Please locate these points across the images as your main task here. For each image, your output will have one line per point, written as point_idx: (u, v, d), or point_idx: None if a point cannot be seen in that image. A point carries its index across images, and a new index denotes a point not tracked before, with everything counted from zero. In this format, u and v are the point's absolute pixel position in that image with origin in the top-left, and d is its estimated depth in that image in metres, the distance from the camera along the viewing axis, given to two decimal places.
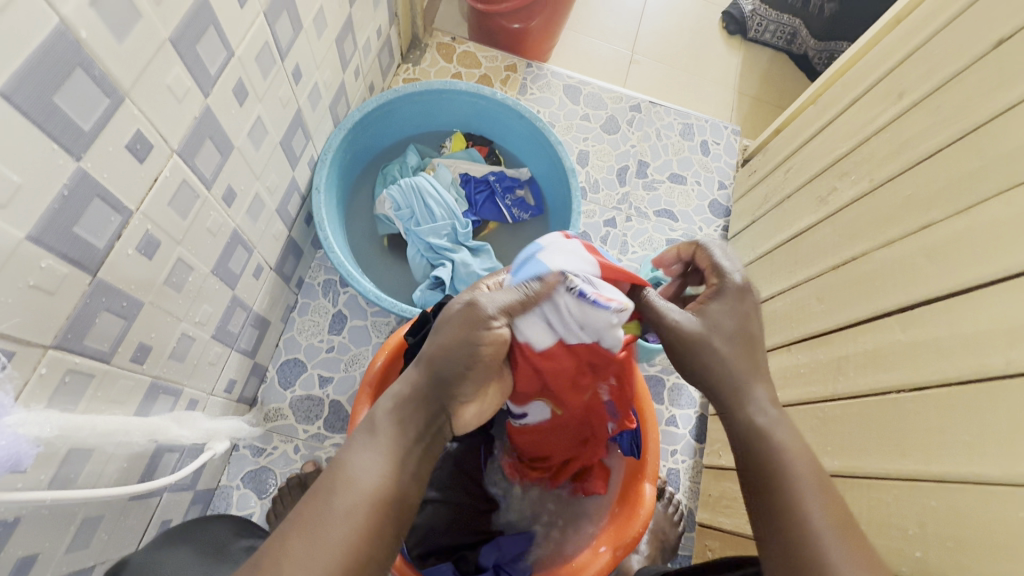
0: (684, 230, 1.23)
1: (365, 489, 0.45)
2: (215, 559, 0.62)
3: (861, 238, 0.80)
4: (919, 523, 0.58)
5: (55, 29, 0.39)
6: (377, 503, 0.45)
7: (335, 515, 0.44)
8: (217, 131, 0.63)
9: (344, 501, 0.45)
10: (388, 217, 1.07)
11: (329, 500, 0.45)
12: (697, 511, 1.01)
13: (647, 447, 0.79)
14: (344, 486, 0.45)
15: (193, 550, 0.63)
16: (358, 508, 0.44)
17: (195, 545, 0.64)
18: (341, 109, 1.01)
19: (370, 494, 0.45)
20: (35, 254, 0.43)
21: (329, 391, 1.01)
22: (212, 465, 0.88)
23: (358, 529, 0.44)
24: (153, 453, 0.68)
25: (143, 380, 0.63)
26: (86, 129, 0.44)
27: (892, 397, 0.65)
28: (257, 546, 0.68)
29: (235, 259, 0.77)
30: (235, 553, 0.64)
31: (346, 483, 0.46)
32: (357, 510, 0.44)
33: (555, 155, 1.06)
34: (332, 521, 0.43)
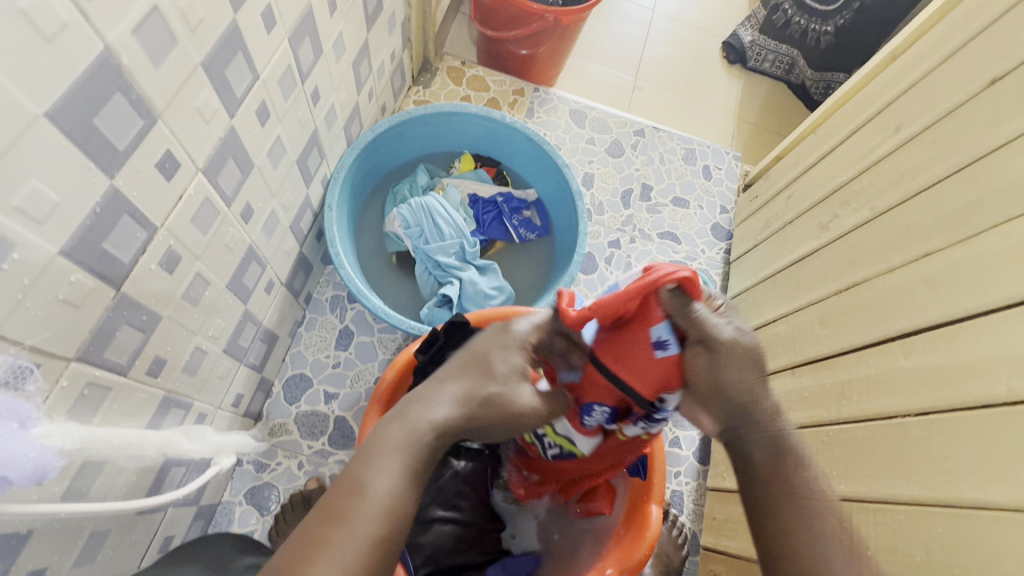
0: (687, 252, 1.25)
1: (381, 505, 0.44)
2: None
3: (863, 264, 0.82)
4: (925, 549, 0.58)
5: (99, 54, 0.41)
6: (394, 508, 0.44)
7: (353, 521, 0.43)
8: (239, 150, 0.65)
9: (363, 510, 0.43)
10: (397, 235, 1.08)
11: (343, 521, 0.43)
12: (700, 534, 1.00)
13: (653, 468, 0.80)
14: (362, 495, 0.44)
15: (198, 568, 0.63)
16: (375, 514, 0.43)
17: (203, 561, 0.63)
18: (355, 129, 1.04)
19: (383, 516, 0.44)
20: (66, 269, 0.44)
21: (334, 407, 1.01)
22: (216, 481, 0.88)
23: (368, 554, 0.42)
24: (160, 468, 0.68)
25: (156, 393, 0.63)
26: (120, 148, 0.46)
27: (896, 421, 0.66)
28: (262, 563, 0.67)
29: (249, 274, 0.78)
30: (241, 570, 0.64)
31: (357, 503, 0.44)
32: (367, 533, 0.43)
33: (562, 177, 1.09)
34: (340, 545, 0.42)
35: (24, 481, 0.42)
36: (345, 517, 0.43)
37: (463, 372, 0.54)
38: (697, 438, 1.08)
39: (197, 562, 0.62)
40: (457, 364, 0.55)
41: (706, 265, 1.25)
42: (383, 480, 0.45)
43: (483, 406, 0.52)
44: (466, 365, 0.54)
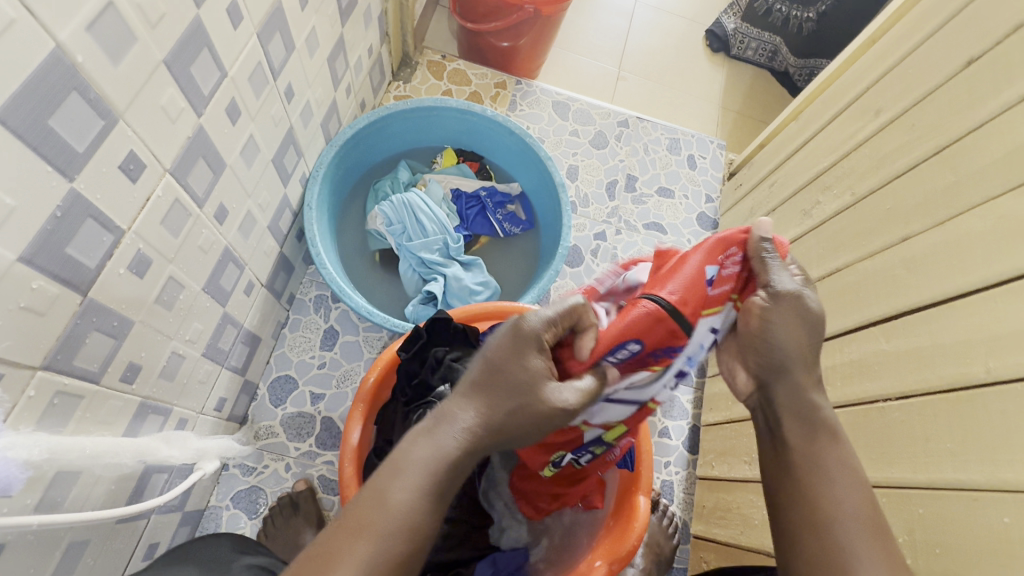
0: (673, 242, 1.25)
1: (405, 523, 0.43)
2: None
3: (844, 250, 0.82)
4: (908, 531, 0.59)
5: (52, 53, 0.40)
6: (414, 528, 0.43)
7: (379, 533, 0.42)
8: (210, 149, 0.63)
9: (386, 525, 0.43)
10: (380, 233, 1.07)
11: (363, 529, 0.42)
12: (691, 523, 1.01)
13: (641, 460, 0.80)
14: (383, 507, 0.43)
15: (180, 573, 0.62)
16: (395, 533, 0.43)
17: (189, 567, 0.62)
18: (333, 126, 1.02)
19: (405, 531, 0.43)
20: (28, 276, 0.43)
21: (321, 408, 1.00)
22: (202, 486, 0.87)
23: (389, 564, 0.42)
24: (141, 474, 0.66)
25: (133, 400, 0.62)
26: (80, 150, 0.45)
27: (878, 405, 0.67)
28: (261, 564, 0.67)
29: (226, 276, 0.76)
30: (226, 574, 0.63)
31: (378, 512, 0.43)
32: (388, 543, 0.42)
33: (545, 170, 1.08)
34: (363, 553, 0.41)
35: None
36: (366, 525, 0.42)
37: (491, 387, 0.47)
38: (686, 428, 1.08)
39: (183, 566, 0.61)
40: (481, 375, 0.48)
41: None
42: (407, 490, 0.44)
43: (514, 417, 0.46)
44: (489, 382, 0.47)
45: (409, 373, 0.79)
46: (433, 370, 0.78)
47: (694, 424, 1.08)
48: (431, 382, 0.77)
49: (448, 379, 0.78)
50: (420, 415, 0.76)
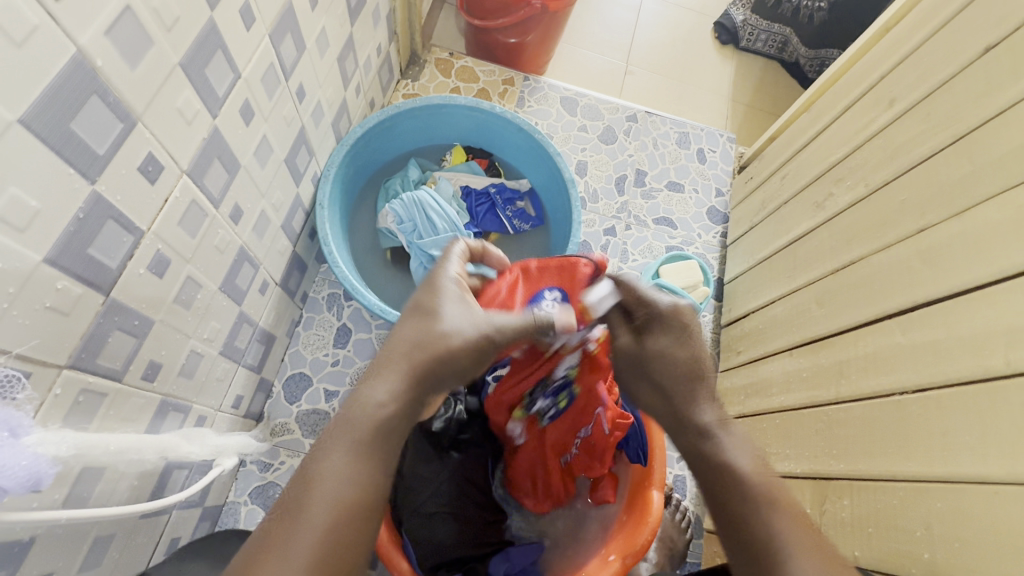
0: (683, 237, 1.24)
1: (333, 506, 0.46)
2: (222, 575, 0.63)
3: (858, 242, 0.81)
4: (926, 525, 0.58)
5: (72, 57, 0.40)
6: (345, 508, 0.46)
7: (307, 523, 0.45)
8: (225, 150, 0.64)
9: (313, 510, 0.45)
10: (391, 231, 1.08)
11: (299, 513, 0.46)
12: (704, 518, 1.01)
13: (654, 454, 0.80)
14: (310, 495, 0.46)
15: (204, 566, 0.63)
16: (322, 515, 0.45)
17: (212, 560, 0.63)
18: (344, 125, 1.03)
19: (337, 496, 0.46)
20: (52, 276, 0.44)
21: (335, 405, 1.01)
22: (220, 482, 0.88)
23: (329, 530, 0.45)
24: (162, 471, 0.68)
25: (153, 397, 0.63)
26: (100, 152, 0.46)
27: (895, 398, 0.66)
28: None
29: (241, 276, 0.78)
30: None
31: (311, 489, 0.47)
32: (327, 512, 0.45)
33: (554, 166, 1.08)
34: (302, 526, 0.45)
35: (18, 489, 0.42)
36: (300, 500, 0.46)
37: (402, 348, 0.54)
38: None
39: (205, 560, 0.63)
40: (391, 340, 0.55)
41: (703, 250, 1.24)
42: (332, 461, 0.48)
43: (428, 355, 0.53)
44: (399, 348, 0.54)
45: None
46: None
47: None
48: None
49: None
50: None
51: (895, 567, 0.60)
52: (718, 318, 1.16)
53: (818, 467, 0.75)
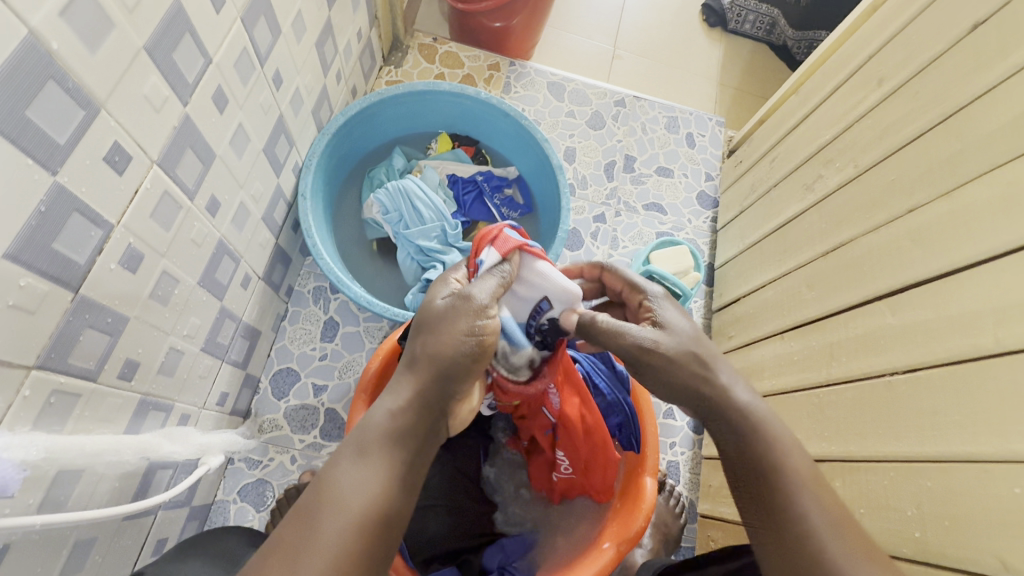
0: (673, 222, 1.23)
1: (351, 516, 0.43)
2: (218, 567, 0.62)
3: (848, 224, 0.80)
4: (917, 503, 0.58)
5: (23, 40, 0.38)
6: (366, 519, 0.43)
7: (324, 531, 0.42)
8: (197, 139, 0.62)
9: (332, 521, 0.43)
10: (377, 221, 1.05)
11: (316, 519, 0.43)
12: (698, 502, 1.01)
13: (647, 441, 0.80)
14: (331, 505, 0.44)
15: (189, 559, 0.61)
16: (343, 525, 0.43)
17: (203, 558, 0.62)
18: (325, 113, 1.00)
19: (362, 510, 0.44)
20: (14, 273, 0.42)
21: (324, 399, 1.00)
22: (208, 480, 0.87)
23: (351, 550, 0.42)
24: (145, 471, 0.66)
25: (132, 396, 0.61)
26: (60, 142, 0.43)
27: (886, 378, 0.66)
28: None
29: (221, 269, 0.75)
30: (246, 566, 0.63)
31: (328, 502, 0.44)
32: (346, 530, 0.43)
33: (542, 153, 1.06)
34: (320, 540, 0.42)
35: None
36: (317, 514, 0.43)
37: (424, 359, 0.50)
38: None
39: (193, 560, 0.61)
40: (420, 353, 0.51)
41: (693, 235, 1.23)
42: (352, 478, 0.45)
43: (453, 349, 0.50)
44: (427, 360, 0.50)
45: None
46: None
47: None
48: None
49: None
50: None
51: (887, 547, 0.60)
52: (709, 303, 1.15)
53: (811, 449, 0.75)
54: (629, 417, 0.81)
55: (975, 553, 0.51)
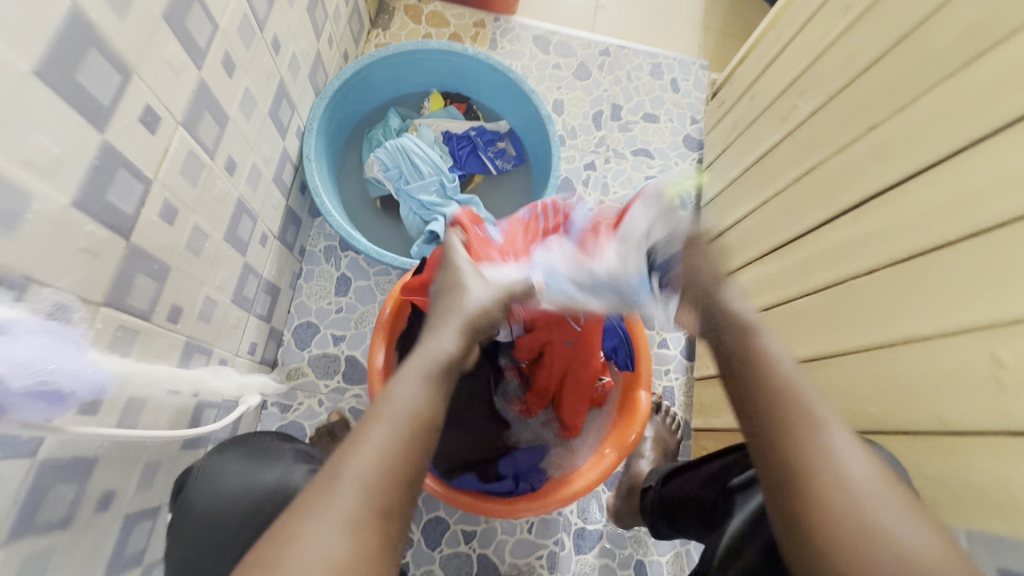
0: (661, 166, 1.29)
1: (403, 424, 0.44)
2: (260, 457, 0.68)
3: (816, 150, 0.86)
4: (871, 386, 0.66)
5: (69, 11, 0.44)
6: (416, 429, 0.44)
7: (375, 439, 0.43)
8: (213, 103, 0.67)
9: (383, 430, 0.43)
10: (378, 180, 1.11)
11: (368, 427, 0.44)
12: (691, 420, 1.11)
13: (640, 361, 0.87)
14: (383, 417, 0.44)
15: (239, 453, 0.69)
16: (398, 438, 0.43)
17: (235, 454, 0.69)
18: (321, 78, 1.05)
19: (411, 417, 0.45)
20: (79, 219, 0.49)
21: (343, 348, 1.08)
22: (246, 421, 0.96)
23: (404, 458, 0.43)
24: (196, 406, 0.75)
25: (179, 338, 0.69)
26: (105, 104, 0.50)
27: (847, 284, 0.73)
28: (306, 449, 0.72)
29: (242, 227, 0.82)
30: (283, 454, 0.69)
31: (382, 416, 0.44)
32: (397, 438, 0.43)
33: (530, 104, 1.11)
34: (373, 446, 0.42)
35: (89, 393, 0.51)
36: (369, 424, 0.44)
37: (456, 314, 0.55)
38: (683, 337, 1.16)
39: (233, 454, 0.68)
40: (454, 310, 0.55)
41: None
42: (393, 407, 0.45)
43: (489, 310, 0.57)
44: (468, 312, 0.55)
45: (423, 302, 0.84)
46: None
47: (690, 334, 1.17)
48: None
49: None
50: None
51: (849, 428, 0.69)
52: None
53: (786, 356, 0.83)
54: (623, 340, 0.87)
55: (919, 419, 0.60)
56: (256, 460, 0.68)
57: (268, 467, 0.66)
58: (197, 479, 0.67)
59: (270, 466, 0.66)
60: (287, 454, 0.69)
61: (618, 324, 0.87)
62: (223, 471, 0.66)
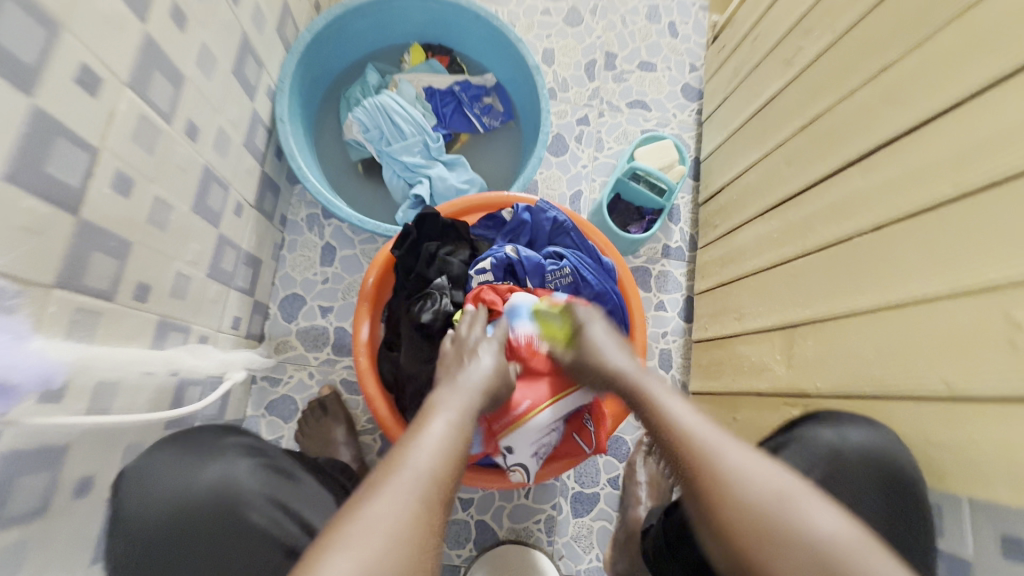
0: (658, 118, 1.22)
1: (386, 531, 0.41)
2: (197, 453, 0.60)
3: (823, 95, 0.79)
4: (876, 347, 0.63)
5: None
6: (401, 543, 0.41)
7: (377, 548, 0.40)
8: (163, 60, 0.62)
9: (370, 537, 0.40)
10: (358, 142, 1.04)
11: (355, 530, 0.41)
12: (689, 383, 1.09)
13: (635, 328, 0.85)
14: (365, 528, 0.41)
15: (175, 446, 0.60)
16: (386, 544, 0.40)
17: (168, 446, 0.60)
18: (290, 32, 0.97)
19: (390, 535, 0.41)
20: (15, 194, 0.45)
21: (332, 319, 1.05)
22: (235, 397, 0.95)
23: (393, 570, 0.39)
24: (177, 385, 0.72)
25: (149, 317, 0.66)
26: (30, 62, 0.44)
27: (853, 241, 0.69)
28: (253, 443, 0.64)
29: (212, 197, 0.78)
30: (221, 449, 0.61)
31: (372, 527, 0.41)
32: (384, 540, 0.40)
33: (517, 54, 1.03)
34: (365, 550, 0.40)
35: (35, 385, 0.47)
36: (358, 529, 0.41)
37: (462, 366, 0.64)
38: (682, 299, 1.14)
39: (166, 449, 0.60)
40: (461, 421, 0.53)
41: (679, 129, 1.22)
42: (439, 427, 0.51)
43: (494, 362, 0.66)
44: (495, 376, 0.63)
45: (407, 270, 0.81)
46: (430, 265, 0.80)
47: (688, 295, 1.14)
48: (428, 275, 0.80)
49: (444, 272, 0.81)
50: (421, 305, 0.78)
51: (849, 389, 0.67)
52: (697, 197, 1.17)
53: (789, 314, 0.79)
54: (619, 305, 0.84)
55: (926, 382, 0.57)
56: (192, 455, 0.59)
57: (206, 467, 0.59)
58: (126, 483, 0.58)
59: (208, 465, 0.59)
60: (228, 448, 0.61)
61: (613, 290, 0.83)
62: (154, 471, 0.58)
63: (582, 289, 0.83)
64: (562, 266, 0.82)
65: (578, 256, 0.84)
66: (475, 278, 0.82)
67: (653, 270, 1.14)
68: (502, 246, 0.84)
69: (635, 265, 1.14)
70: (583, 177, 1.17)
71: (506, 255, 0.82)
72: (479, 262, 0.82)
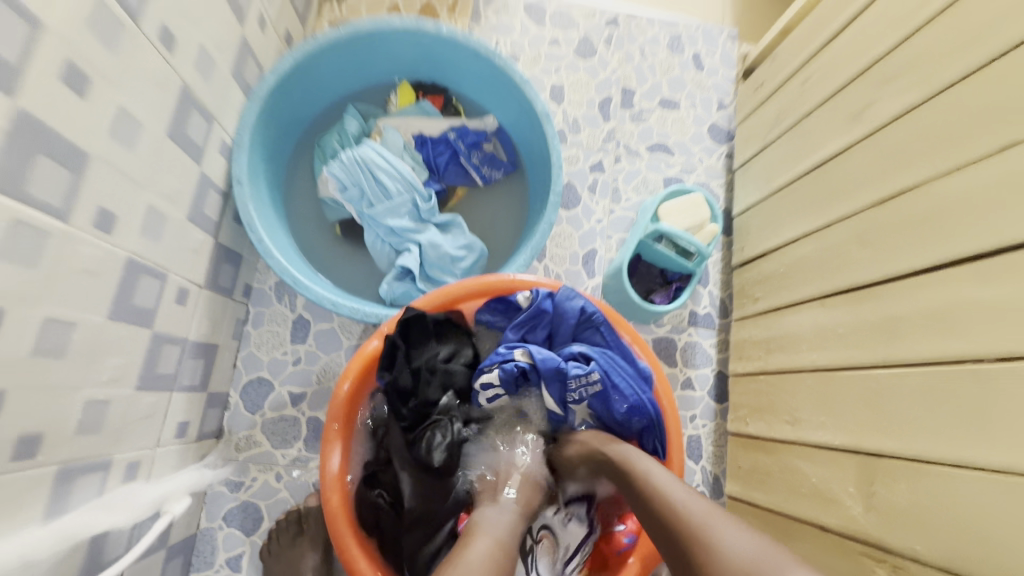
0: (683, 164, 1.06)
1: None
2: None
3: (911, 164, 0.64)
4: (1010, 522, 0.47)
5: None
6: None
7: None
8: (50, 141, 0.46)
9: None
10: (335, 200, 0.89)
11: None
12: (724, 476, 0.92)
13: (671, 443, 0.68)
14: None
15: None
16: None
17: None
18: (252, 74, 0.82)
19: None
20: None
21: (304, 408, 0.89)
22: (183, 516, 0.78)
23: None
24: (88, 545, 0.56)
25: (41, 472, 0.50)
26: None
27: (967, 366, 0.53)
28: None
29: (141, 293, 0.62)
30: None
31: None
32: None
33: (523, 98, 0.87)
34: None
35: None
36: None
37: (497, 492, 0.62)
38: (711, 375, 0.96)
39: None
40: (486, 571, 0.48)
41: (706, 176, 1.06)
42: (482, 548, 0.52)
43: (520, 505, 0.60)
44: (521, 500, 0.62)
45: (402, 393, 0.66)
46: (432, 381, 0.67)
47: (720, 370, 0.96)
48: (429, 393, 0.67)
49: (447, 385, 0.69)
50: (431, 440, 0.65)
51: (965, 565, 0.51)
52: (730, 257, 1.00)
53: (868, 436, 0.63)
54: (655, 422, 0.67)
55: None
56: None
57: None
58: None
59: None
60: None
61: (649, 401, 0.67)
62: None
63: (612, 401, 0.66)
64: (589, 372, 0.65)
65: (608, 358, 0.68)
66: (481, 393, 0.68)
67: (680, 342, 0.96)
68: (510, 347, 0.69)
69: (658, 335, 0.96)
70: (597, 234, 1.01)
71: (517, 363, 0.67)
72: (484, 373, 0.68)
